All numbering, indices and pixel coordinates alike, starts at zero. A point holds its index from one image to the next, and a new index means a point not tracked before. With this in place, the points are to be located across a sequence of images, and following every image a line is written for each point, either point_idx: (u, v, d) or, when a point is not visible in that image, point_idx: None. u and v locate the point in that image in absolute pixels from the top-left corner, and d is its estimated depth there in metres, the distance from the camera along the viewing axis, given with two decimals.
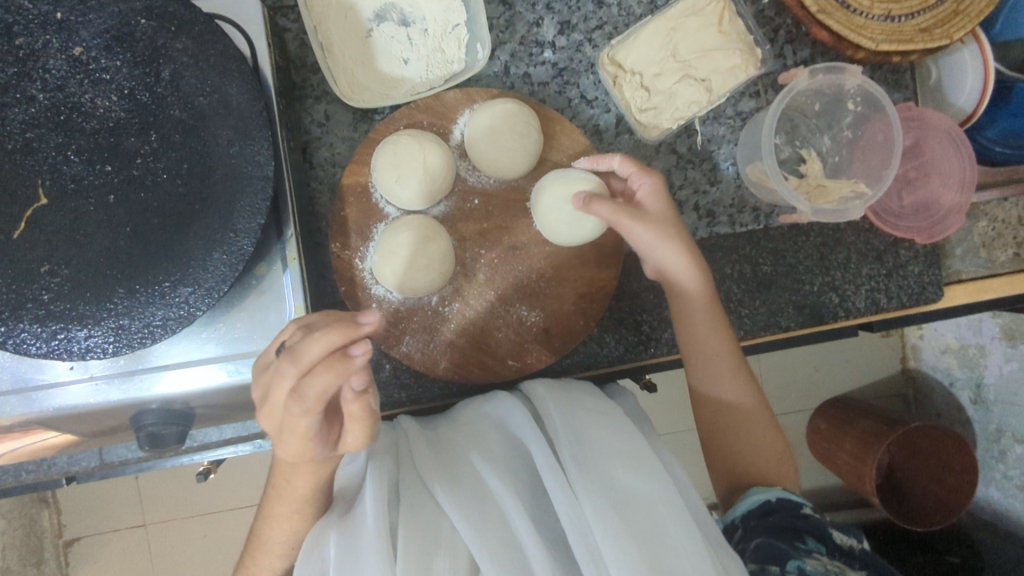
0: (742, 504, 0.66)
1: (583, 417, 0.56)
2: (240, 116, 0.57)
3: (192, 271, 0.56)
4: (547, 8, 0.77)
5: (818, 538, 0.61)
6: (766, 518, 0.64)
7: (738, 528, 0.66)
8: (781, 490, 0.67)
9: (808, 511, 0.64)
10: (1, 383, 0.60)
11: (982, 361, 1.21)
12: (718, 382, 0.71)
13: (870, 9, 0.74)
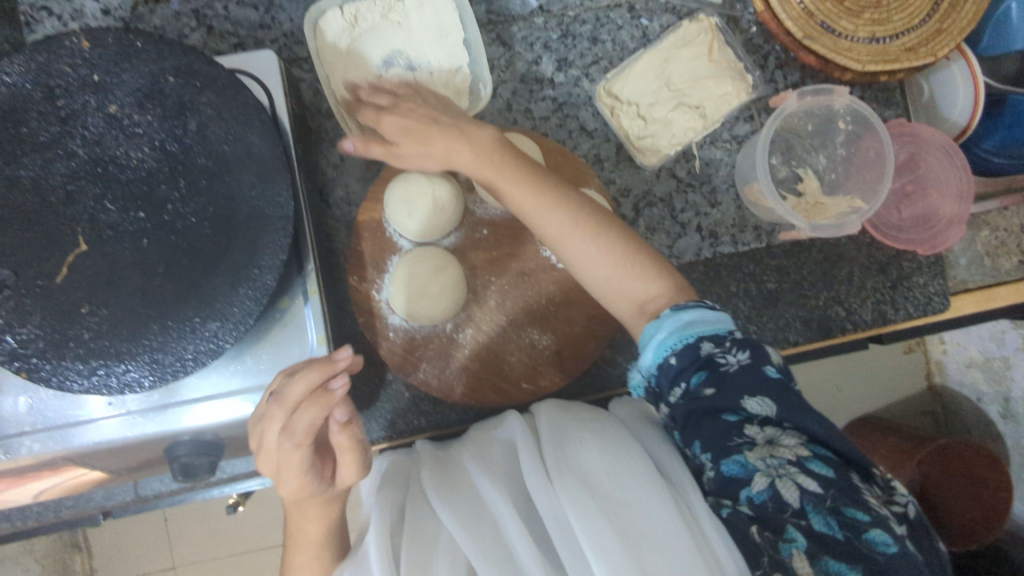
0: (650, 353, 0.60)
1: (569, 423, 0.59)
2: (262, 162, 0.61)
3: (220, 307, 0.60)
4: (545, 48, 0.82)
5: (741, 406, 0.53)
6: (683, 390, 0.57)
7: (659, 397, 0.60)
8: (671, 311, 0.61)
9: (715, 352, 0.56)
10: (43, 420, 0.63)
11: (1008, 374, 1.22)
12: (586, 257, 0.65)
13: (856, 33, 0.78)
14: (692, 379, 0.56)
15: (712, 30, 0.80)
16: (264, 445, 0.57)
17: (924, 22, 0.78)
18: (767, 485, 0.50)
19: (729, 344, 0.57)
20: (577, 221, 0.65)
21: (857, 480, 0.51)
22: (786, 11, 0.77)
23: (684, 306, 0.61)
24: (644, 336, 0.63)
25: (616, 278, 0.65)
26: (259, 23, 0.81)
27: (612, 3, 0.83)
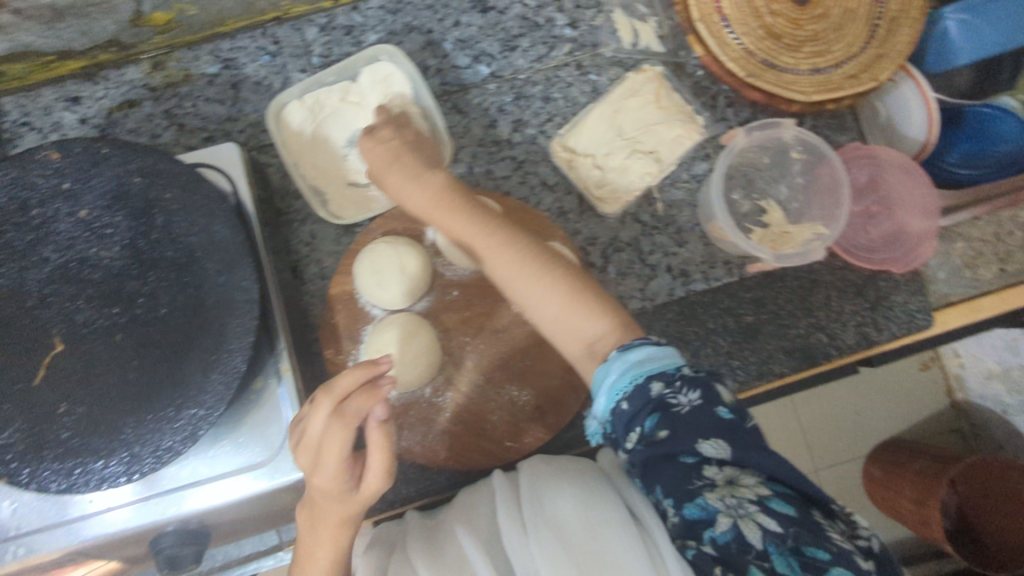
0: (604, 398, 0.58)
1: (547, 473, 0.60)
2: (225, 248, 0.63)
3: (195, 394, 0.60)
4: (500, 111, 0.85)
5: (699, 448, 0.52)
6: (638, 435, 0.55)
7: (616, 443, 0.58)
8: (618, 353, 0.59)
9: (665, 394, 0.54)
10: (38, 519, 0.64)
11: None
12: (544, 307, 0.68)
13: (796, 66, 0.80)
14: (646, 424, 0.54)
15: (659, 78, 0.84)
16: (321, 430, 0.57)
17: (862, 49, 0.80)
18: (731, 526, 0.49)
19: (679, 383, 0.55)
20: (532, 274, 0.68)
21: (817, 517, 0.51)
22: (726, 52, 0.79)
23: (631, 346, 0.59)
24: (598, 377, 0.61)
25: (570, 323, 0.67)
26: (227, 116, 0.84)
27: (561, 63, 0.86)
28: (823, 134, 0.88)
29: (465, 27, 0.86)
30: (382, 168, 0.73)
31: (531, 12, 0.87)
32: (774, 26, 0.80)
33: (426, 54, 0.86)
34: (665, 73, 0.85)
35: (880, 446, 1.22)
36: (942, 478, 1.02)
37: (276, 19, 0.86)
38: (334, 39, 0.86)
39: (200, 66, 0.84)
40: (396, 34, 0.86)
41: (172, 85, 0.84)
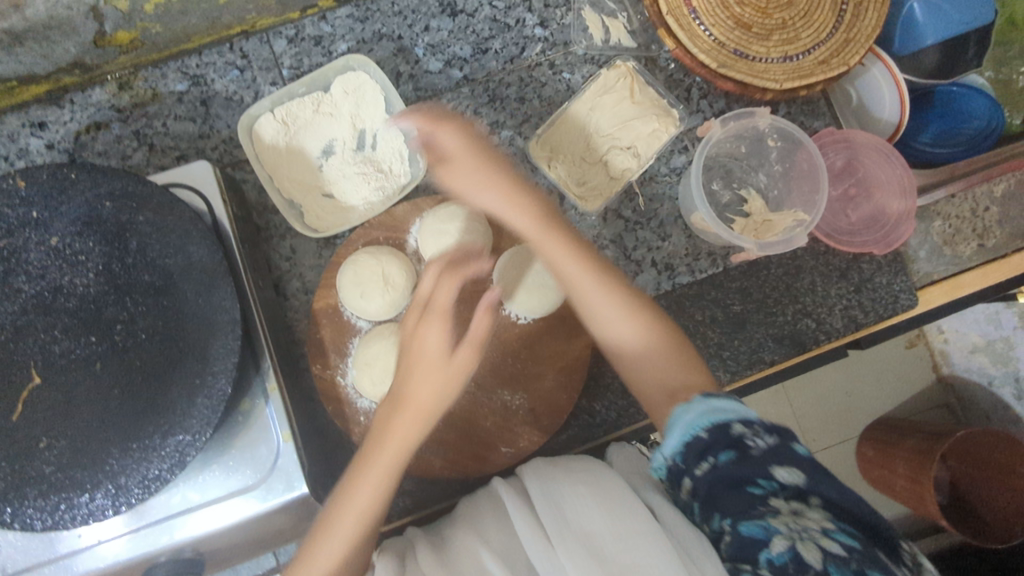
0: (674, 439, 0.56)
1: (562, 476, 0.60)
2: (204, 269, 0.62)
3: (180, 420, 0.58)
4: (475, 114, 0.84)
5: (769, 477, 0.51)
6: (710, 465, 0.53)
7: (681, 474, 0.55)
8: (700, 397, 0.58)
9: (744, 433, 0.53)
10: (27, 560, 0.62)
11: (1011, 354, 1.24)
12: (638, 356, 0.67)
13: (768, 54, 0.80)
14: (721, 455, 0.53)
15: (631, 74, 0.82)
16: (436, 305, 0.64)
17: (831, 35, 0.80)
18: (789, 548, 0.47)
19: (758, 426, 0.53)
20: (632, 319, 0.68)
21: (883, 557, 0.48)
22: (698, 45, 0.79)
23: (714, 394, 0.57)
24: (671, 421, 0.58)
25: (660, 374, 0.65)
26: (199, 134, 0.83)
27: (533, 63, 0.86)
28: (797, 120, 0.89)
29: (435, 32, 0.86)
30: (461, 154, 0.68)
31: (501, 13, 0.86)
32: (743, 16, 0.80)
33: (397, 60, 0.85)
34: (636, 68, 0.83)
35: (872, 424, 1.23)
36: (933, 454, 1.03)
37: (242, 33, 0.84)
38: (303, 50, 0.85)
39: (167, 84, 0.83)
40: (366, 41, 0.85)
41: (139, 105, 0.82)
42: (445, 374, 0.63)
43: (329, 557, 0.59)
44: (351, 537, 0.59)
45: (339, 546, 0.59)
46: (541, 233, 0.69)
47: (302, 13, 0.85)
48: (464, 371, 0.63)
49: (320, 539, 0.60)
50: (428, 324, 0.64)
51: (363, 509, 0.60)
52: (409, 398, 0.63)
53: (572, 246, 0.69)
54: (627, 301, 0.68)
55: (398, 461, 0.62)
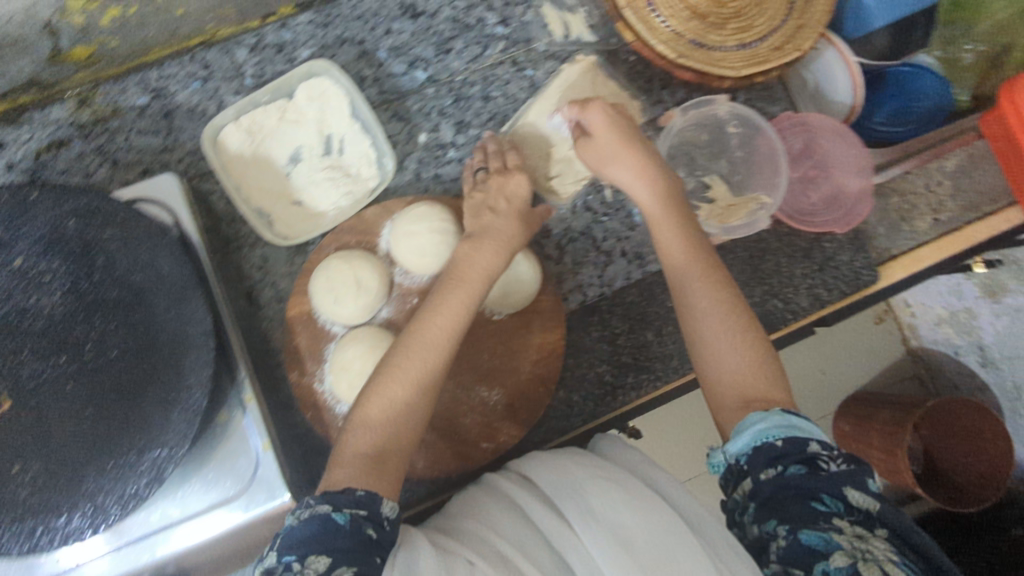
0: (746, 438, 0.56)
1: (587, 476, 0.60)
2: (176, 282, 0.62)
3: (156, 435, 0.58)
4: (440, 114, 0.85)
5: (838, 496, 0.50)
6: (776, 472, 0.52)
7: (742, 476, 0.55)
8: (781, 411, 0.57)
9: (820, 453, 0.52)
10: None
11: (975, 323, 1.27)
12: (722, 355, 0.63)
13: (724, 43, 0.82)
14: (791, 466, 0.52)
15: (591, 67, 0.86)
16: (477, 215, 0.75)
17: (782, 22, 0.83)
18: (849, 564, 0.45)
19: (836, 453, 0.53)
20: (716, 279, 0.66)
21: None
22: (656, 36, 0.80)
23: (795, 412, 0.57)
24: (743, 423, 0.59)
25: (742, 378, 0.61)
26: (163, 147, 0.82)
27: (496, 61, 0.87)
28: (756, 106, 0.91)
29: (397, 34, 0.86)
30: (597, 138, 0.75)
31: (461, 13, 0.87)
32: (698, 7, 0.82)
33: (360, 65, 0.86)
34: (597, 61, 0.86)
35: (847, 400, 1.26)
36: (904, 424, 1.07)
37: (202, 43, 0.84)
38: (265, 58, 0.84)
39: (128, 99, 0.81)
40: (328, 47, 0.85)
41: (100, 121, 0.81)
42: (503, 234, 0.73)
43: (391, 397, 0.63)
44: (410, 380, 0.64)
45: (402, 387, 0.64)
46: (615, 142, 0.74)
47: (262, 22, 0.85)
48: (519, 233, 0.74)
49: (381, 384, 0.64)
50: (494, 198, 0.76)
51: (427, 345, 0.66)
52: (475, 257, 0.71)
53: (660, 200, 0.72)
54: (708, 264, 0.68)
55: (467, 308, 0.68)
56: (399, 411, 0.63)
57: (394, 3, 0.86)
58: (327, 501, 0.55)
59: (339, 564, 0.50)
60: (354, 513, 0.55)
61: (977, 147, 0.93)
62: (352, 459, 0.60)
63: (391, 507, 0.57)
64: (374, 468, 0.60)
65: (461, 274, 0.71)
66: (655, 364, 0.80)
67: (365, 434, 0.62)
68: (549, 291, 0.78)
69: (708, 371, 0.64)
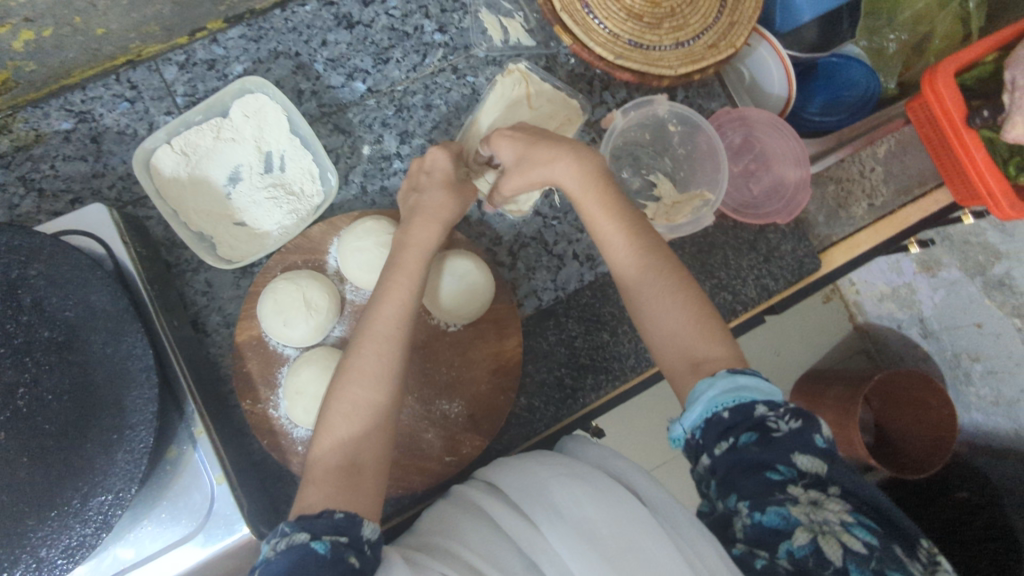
0: (697, 410, 0.56)
1: (549, 475, 0.59)
2: (108, 319, 0.59)
3: (99, 480, 0.56)
4: (383, 125, 0.84)
5: (790, 464, 0.50)
6: (728, 445, 0.53)
7: (699, 451, 0.55)
8: (726, 374, 0.57)
9: (768, 414, 0.52)
10: None
11: (916, 298, 1.27)
12: (662, 319, 0.64)
13: (661, 42, 0.83)
14: (741, 437, 0.52)
15: (524, 77, 0.83)
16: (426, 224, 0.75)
17: (716, 19, 0.84)
18: (810, 540, 0.46)
19: (784, 410, 0.53)
20: (643, 253, 0.66)
21: (898, 552, 0.48)
22: (594, 38, 0.81)
23: (742, 371, 0.57)
24: (694, 392, 0.59)
25: (682, 339, 0.63)
26: (92, 172, 0.78)
27: (436, 69, 0.86)
28: (695, 103, 0.93)
29: (334, 45, 0.84)
30: (514, 146, 0.70)
31: (398, 22, 0.86)
32: (633, 7, 0.82)
33: (297, 78, 0.83)
34: (528, 68, 0.83)
35: (801, 379, 1.30)
36: (856, 397, 1.11)
37: (129, 63, 0.80)
38: (196, 75, 0.81)
39: (51, 124, 0.77)
40: (262, 61, 0.83)
41: (22, 149, 0.77)
42: (437, 206, 0.72)
43: (356, 398, 0.61)
44: (367, 376, 0.61)
45: (362, 387, 0.61)
46: (529, 152, 0.69)
47: (191, 38, 0.82)
48: (453, 203, 0.73)
49: (342, 388, 0.62)
50: (417, 177, 0.75)
51: (382, 340, 0.63)
52: (408, 234, 0.70)
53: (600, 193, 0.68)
54: (641, 240, 0.67)
55: (410, 291, 0.66)
56: (366, 409, 0.61)
57: (329, 13, 0.84)
58: (304, 530, 0.51)
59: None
60: (335, 541, 0.51)
61: (905, 133, 0.97)
62: (326, 471, 0.58)
63: (372, 529, 0.54)
64: (347, 482, 0.57)
65: (396, 262, 0.69)
66: (611, 364, 0.81)
67: (332, 443, 0.60)
68: (502, 298, 0.78)
69: (654, 335, 0.65)
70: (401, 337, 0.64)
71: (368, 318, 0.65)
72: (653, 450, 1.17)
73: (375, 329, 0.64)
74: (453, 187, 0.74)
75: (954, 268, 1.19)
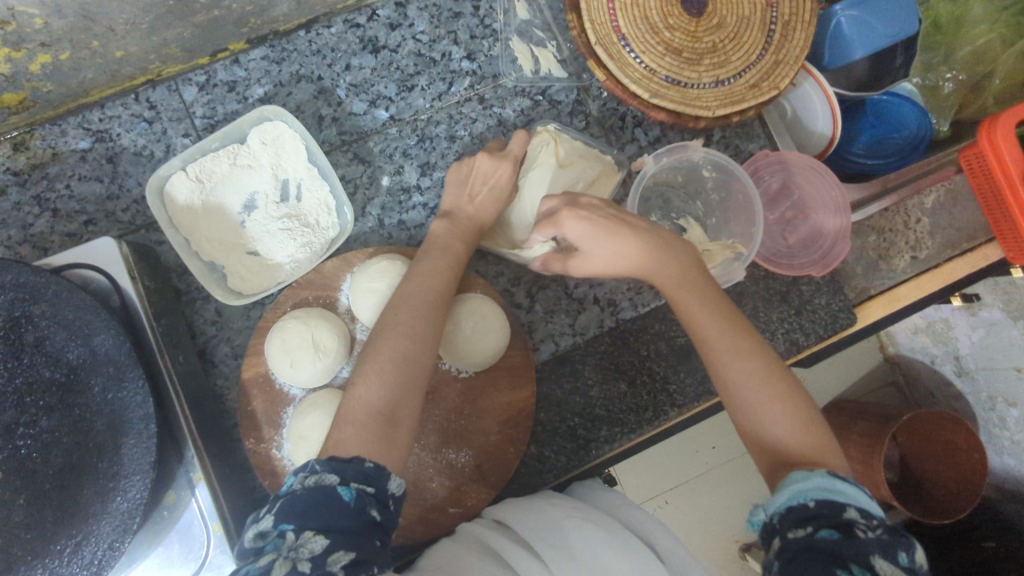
0: (785, 495, 0.50)
1: (575, 526, 0.60)
2: (110, 362, 0.57)
3: (94, 530, 0.54)
4: (404, 156, 0.81)
5: (867, 570, 0.43)
6: (806, 533, 0.46)
7: (774, 534, 0.49)
8: (825, 472, 0.50)
9: (857, 520, 0.46)
10: None
11: (952, 334, 1.18)
12: (767, 417, 0.57)
13: (700, 79, 0.77)
14: (822, 530, 0.46)
15: (554, 137, 0.78)
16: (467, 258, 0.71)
17: (761, 56, 0.78)
18: None
19: (876, 522, 0.46)
20: (738, 335, 0.60)
21: None
22: (628, 74, 0.76)
23: (843, 477, 0.50)
24: (786, 479, 0.52)
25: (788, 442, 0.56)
26: (107, 194, 0.76)
27: (462, 98, 0.83)
28: (733, 144, 0.90)
29: (357, 70, 0.82)
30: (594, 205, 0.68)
31: (425, 48, 0.83)
32: (672, 41, 0.77)
33: (318, 103, 0.81)
34: (558, 129, 0.79)
35: (826, 410, 1.19)
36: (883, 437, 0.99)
37: (149, 82, 0.79)
38: (216, 97, 0.79)
39: (68, 142, 0.76)
40: (284, 84, 0.81)
41: (38, 167, 0.75)
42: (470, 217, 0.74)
43: (401, 350, 0.59)
44: (417, 331, 0.61)
45: (409, 340, 0.60)
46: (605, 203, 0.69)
47: (212, 58, 0.80)
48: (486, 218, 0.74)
49: (388, 339, 0.60)
50: (464, 172, 0.75)
51: (429, 304, 0.64)
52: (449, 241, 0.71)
53: (686, 281, 0.64)
54: (736, 323, 0.62)
55: (453, 272, 0.68)
56: (409, 362, 0.59)
57: (354, 36, 0.82)
58: (335, 471, 0.50)
59: (337, 547, 0.46)
60: (360, 491, 0.50)
61: (956, 182, 0.91)
62: (365, 415, 0.55)
63: (397, 483, 0.53)
64: (384, 433, 0.55)
65: (442, 246, 0.70)
66: (628, 416, 0.77)
67: (369, 388, 0.57)
68: (517, 345, 0.76)
69: (751, 431, 0.58)
70: (443, 306, 0.65)
71: (402, 286, 0.65)
72: (665, 487, 1.14)
73: (414, 294, 0.64)
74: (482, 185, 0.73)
75: (995, 309, 1.10)
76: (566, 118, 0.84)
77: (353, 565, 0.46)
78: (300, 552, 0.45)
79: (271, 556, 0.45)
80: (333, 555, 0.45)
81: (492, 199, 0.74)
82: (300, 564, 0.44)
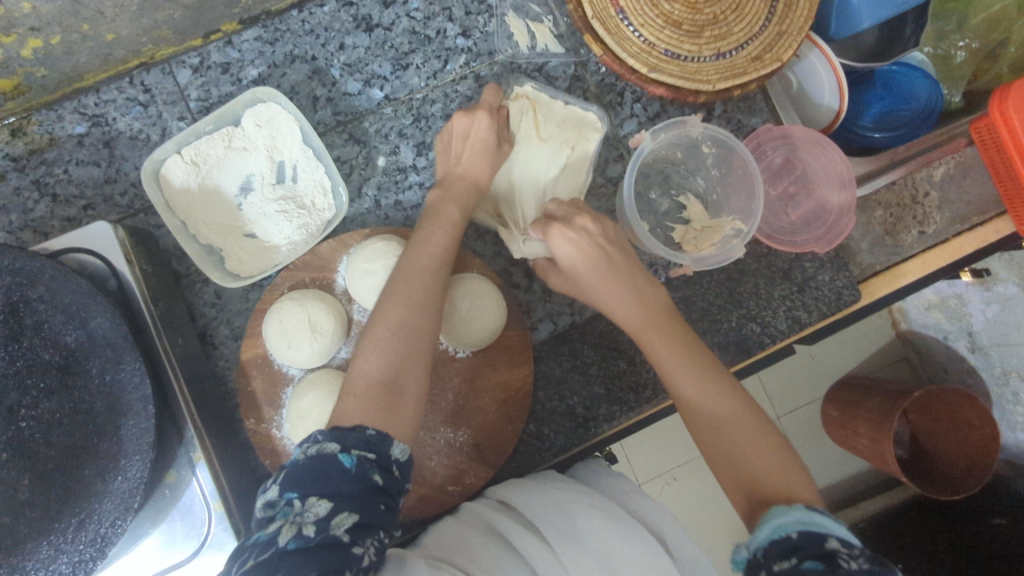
0: (766, 531, 0.50)
1: (576, 507, 0.61)
2: (108, 344, 0.57)
3: (95, 507, 0.55)
4: (400, 136, 0.80)
5: None
6: (791, 566, 0.46)
7: (758, 570, 0.48)
8: (804, 507, 0.51)
9: (840, 550, 0.45)
10: None
11: (966, 310, 1.15)
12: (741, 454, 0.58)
13: (700, 53, 0.75)
14: (805, 561, 0.45)
15: (533, 103, 0.79)
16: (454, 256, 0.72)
17: (764, 27, 0.75)
18: None
19: (859, 553, 0.45)
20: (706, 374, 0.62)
21: None
22: (626, 48, 0.74)
23: (824, 511, 0.50)
24: (766, 517, 0.52)
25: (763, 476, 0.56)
26: (105, 179, 0.77)
27: (458, 76, 0.82)
28: (734, 118, 0.88)
29: (351, 49, 0.81)
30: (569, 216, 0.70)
31: (419, 25, 0.82)
32: (672, 13, 0.74)
33: (313, 84, 0.80)
34: (537, 93, 0.79)
35: (833, 387, 1.19)
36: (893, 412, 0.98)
37: (142, 65, 0.79)
38: (210, 79, 0.79)
39: (65, 127, 0.77)
40: (278, 65, 0.80)
41: (36, 152, 0.76)
42: (467, 185, 0.72)
43: (399, 319, 0.59)
44: (414, 300, 0.60)
45: (407, 309, 0.60)
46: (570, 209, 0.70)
47: (206, 40, 0.79)
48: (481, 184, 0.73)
49: (386, 310, 0.60)
50: (456, 143, 0.73)
51: (425, 271, 0.63)
52: (440, 210, 0.69)
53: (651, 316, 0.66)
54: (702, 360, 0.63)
55: (451, 240, 0.67)
56: (410, 329, 0.59)
57: (348, 15, 0.81)
58: (336, 440, 0.50)
59: (341, 510, 0.47)
60: (361, 457, 0.50)
61: (967, 154, 0.89)
62: (367, 386, 0.55)
63: (400, 449, 0.53)
64: (387, 402, 0.55)
65: (432, 214, 0.69)
66: (627, 394, 0.77)
67: (375, 355, 0.57)
68: (514, 324, 0.76)
69: (729, 471, 0.58)
70: (441, 271, 0.64)
71: (403, 259, 0.64)
72: (669, 464, 1.15)
73: (417, 264, 0.63)
74: (477, 162, 0.72)
75: (1010, 284, 1.08)
76: (563, 94, 0.82)
77: (356, 528, 0.47)
78: (306, 516, 0.47)
79: (279, 523, 0.46)
80: (337, 518, 0.47)
81: (486, 176, 0.73)
82: (305, 528, 0.46)
